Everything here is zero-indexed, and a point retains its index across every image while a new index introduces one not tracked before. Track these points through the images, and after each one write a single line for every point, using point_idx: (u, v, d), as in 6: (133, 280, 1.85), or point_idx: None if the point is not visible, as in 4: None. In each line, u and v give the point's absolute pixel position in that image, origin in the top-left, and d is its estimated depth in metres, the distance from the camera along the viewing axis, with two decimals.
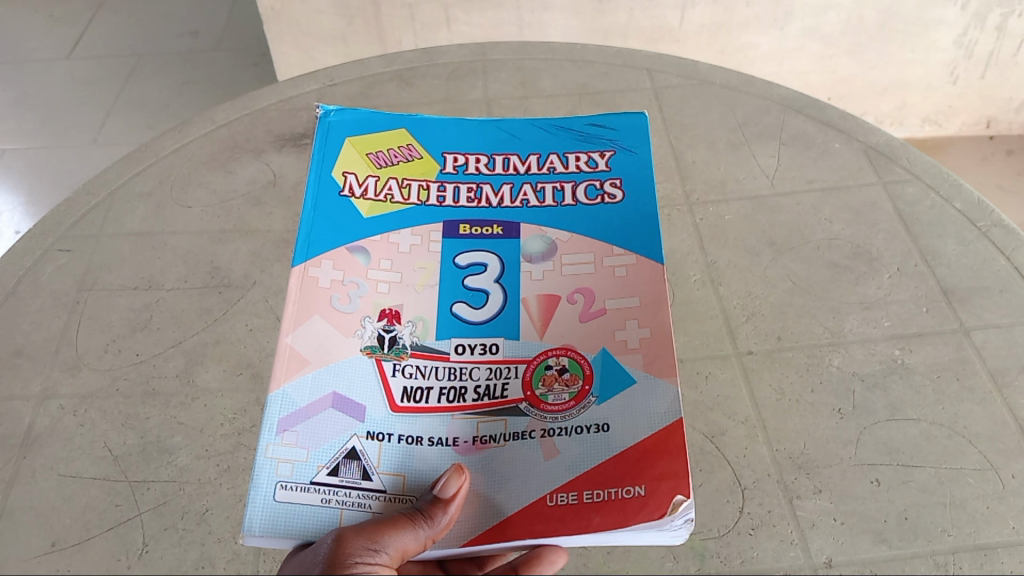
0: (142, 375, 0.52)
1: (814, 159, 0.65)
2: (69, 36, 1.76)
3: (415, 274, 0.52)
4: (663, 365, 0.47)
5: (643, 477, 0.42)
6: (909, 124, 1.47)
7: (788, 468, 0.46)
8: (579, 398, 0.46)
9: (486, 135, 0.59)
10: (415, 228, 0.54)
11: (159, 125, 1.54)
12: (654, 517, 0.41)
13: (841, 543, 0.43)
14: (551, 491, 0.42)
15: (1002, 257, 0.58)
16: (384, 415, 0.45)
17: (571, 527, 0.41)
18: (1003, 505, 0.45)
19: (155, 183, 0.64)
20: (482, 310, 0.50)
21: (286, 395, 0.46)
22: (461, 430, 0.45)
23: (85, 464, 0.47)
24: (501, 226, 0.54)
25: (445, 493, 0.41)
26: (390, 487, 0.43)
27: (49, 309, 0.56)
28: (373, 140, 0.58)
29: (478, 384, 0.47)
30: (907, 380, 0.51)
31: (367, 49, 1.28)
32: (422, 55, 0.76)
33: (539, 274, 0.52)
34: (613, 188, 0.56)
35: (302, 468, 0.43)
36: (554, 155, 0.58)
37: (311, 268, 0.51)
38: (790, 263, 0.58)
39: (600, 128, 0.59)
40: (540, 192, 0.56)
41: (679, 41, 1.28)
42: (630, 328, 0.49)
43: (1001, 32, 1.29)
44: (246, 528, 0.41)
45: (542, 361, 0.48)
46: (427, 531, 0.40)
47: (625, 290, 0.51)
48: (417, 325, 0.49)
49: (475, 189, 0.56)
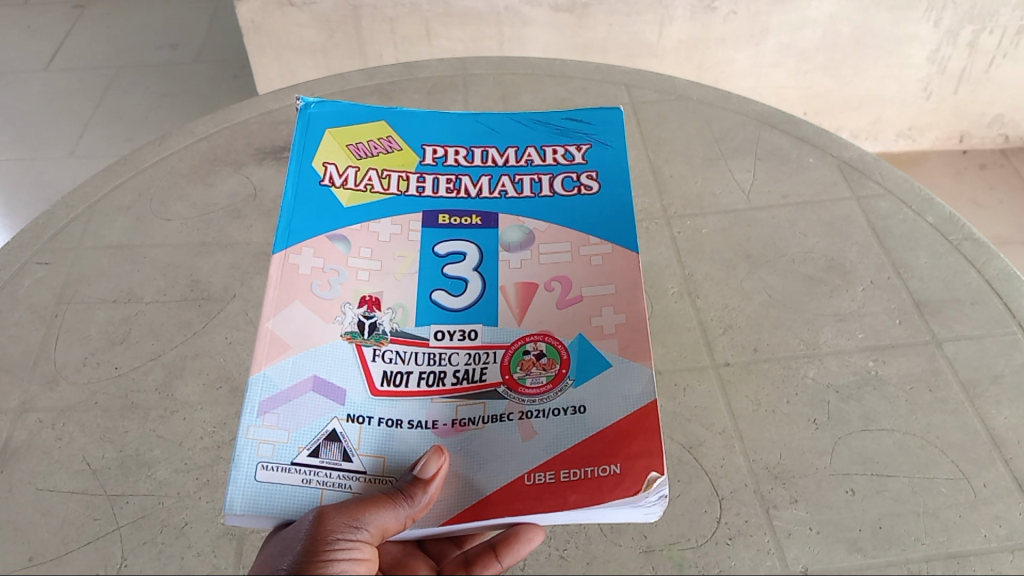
0: (121, 389, 0.52)
1: (789, 174, 0.67)
2: (47, 47, 1.75)
3: (395, 262, 0.52)
4: (638, 350, 0.47)
5: (618, 456, 0.42)
6: (884, 138, 1.49)
7: (763, 477, 0.47)
8: (555, 381, 0.46)
9: (465, 128, 0.60)
10: (395, 218, 0.54)
11: (138, 138, 1.54)
12: (630, 494, 0.41)
13: (817, 551, 0.44)
14: (528, 471, 0.43)
15: (973, 269, 0.59)
16: (364, 398, 0.45)
17: (549, 504, 0.41)
18: (975, 514, 0.46)
19: (134, 196, 0.64)
20: (460, 297, 0.51)
21: (267, 377, 0.45)
22: (440, 413, 0.46)
23: (63, 478, 0.47)
24: (480, 217, 0.55)
25: (425, 474, 0.41)
26: (371, 468, 0.43)
27: (27, 323, 0.55)
28: (354, 131, 0.58)
29: (457, 368, 0.47)
30: (880, 392, 0.51)
31: (348, 64, 1.28)
32: (402, 69, 0.77)
33: (516, 262, 0.52)
34: (589, 180, 0.57)
35: (283, 449, 0.43)
36: (533, 148, 0.59)
37: (292, 255, 0.51)
38: (766, 276, 0.59)
39: (576, 123, 0.60)
40: (518, 183, 0.57)
41: (656, 57, 1.29)
42: (606, 314, 0.49)
43: (973, 48, 1.32)
44: (228, 506, 0.41)
45: (521, 345, 0.48)
46: (406, 510, 0.41)
47: (601, 278, 0.51)
48: (397, 312, 0.49)
49: (454, 179, 0.57)
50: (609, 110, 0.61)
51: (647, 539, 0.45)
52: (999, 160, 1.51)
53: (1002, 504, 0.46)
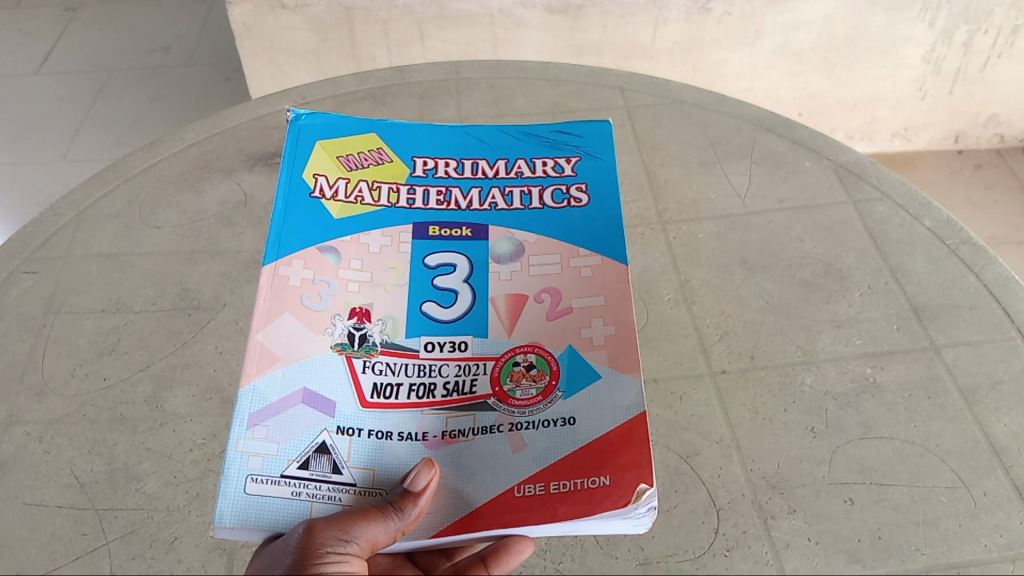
0: (110, 401, 0.51)
1: (785, 178, 0.66)
2: (38, 51, 1.74)
3: (386, 274, 0.51)
4: (628, 362, 0.47)
5: (608, 467, 0.42)
6: (880, 139, 1.48)
7: (761, 487, 0.46)
8: (546, 393, 0.46)
9: (455, 141, 0.60)
10: (386, 229, 0.54)
11: (131, 141, 1.53)
12: (619, 506, 0.40)
13: (816, 563, 0.43)
14: (518, 483, 0.42)
15: (971, 274, 0.58)
16: (353, 411, 0.45)
17: (538, 517, 0.41)
18: (975, 523, 0.45)
19: (123, 204, 0.64)
20: (451, 309, 0.50)
21: (256, 391, 0.45)
22: (430, 425, 0.45)
23: (50, 492, 0.46)
24: (471, 228, 0.54)
25: (415, 486, 0.41)
26: (361, 480, 0.42)
27: (14, 333, 0.55)
28: (343, 143, 0.58)
29: (447, 380, 0.47)
30: (879, 399, 0.51)
31: (341, 66, 1.27)
32: (394, 72, 0.76)
33: (507, 274, 0.52)
34: (579, 193, 0.56)
35: (273, 461, 0.43)
36: (522, 160, 0.58)
37: (282, 267, 0.50)
38: (762, 281, 0.58)
39: (565, 136, 0.60)
40: (508, 195, 0.56)
41: (651, 58, 1.28)
42: (595, 326, 0.49)
43: (968, 48, 1.31)
44: (217, 519, 0.40)
45: (511, 357, 0.48)
46: (396, 523, 0.40)
47: (591, 290, 0.51)
48: (387, 324, 0.49)
49: (444, 192, 0.56)
50: (599, 123, 0.60)
51: (644, 550, 0.44)
52: (995, 159, 1.51)
53: (1003, 513, 0.45)
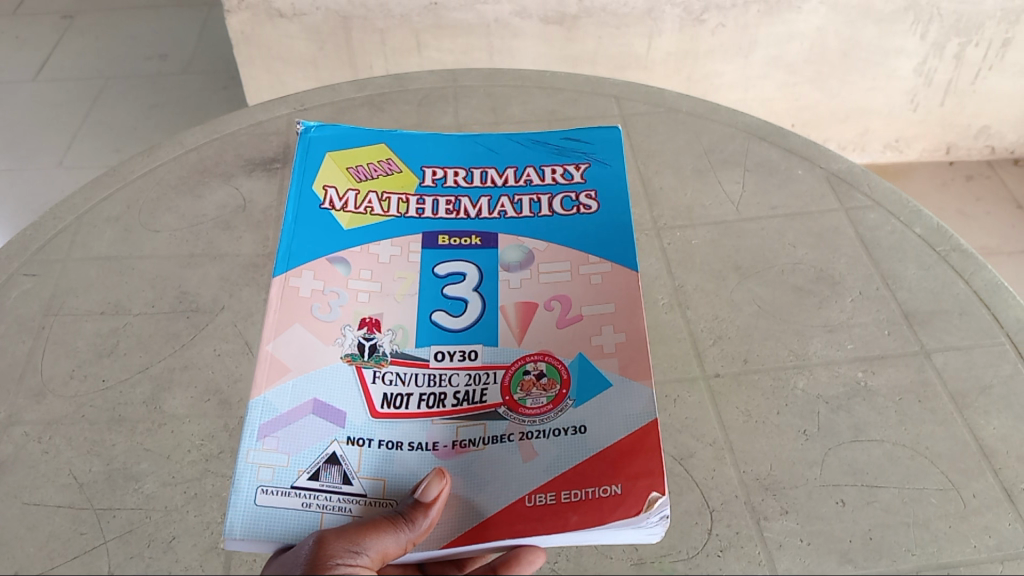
0: (108, 402, 0.51)
1: (777, 185, 0.67)
2: (35, 58, 1.75)
3: (396, 284, 0.52)
4: (639, 369, 0.47)
5: (619, 476, 0.42)
6: (872, 149, 1.50)
7: (754, 489, 0.47)
8: (556, 402, 0.46)
9: (464, 150, 0.60)
10: (395, 239, 0.54)
11: (127, 148, 1.53)
12: (631, 514, 0.41)
13: (808, 563, 0.44)
14: (529, 492, 0.43)
15: (961, 281, 0.59)
16: (364, 420, 0.45)
17: (550, 526, 0.41)
18: (965, 524, 0.46)
19: (123, 207, 0.64)
20: (461, 318, 0.51)
21: (267, 402, 0.46)
22: (440, 435, 0.45)
23: (49, 492, 0.47)
24: (480, 236, 0.55)
25: (426, 497, 0.41)
26: (371, 491, 0.43)
27: (14, 335, 0.55)
28: (353, 155, 0.59)
29: (458, 390, 0.47)
30: (870, 403, 0.52)
31: (337, 74, 1.28)
32: (392, 80, 0.77)
33: (517, 282, 0.52)
34: (588, 201, 0.57)
35: (283, 472, 0.43)
36: (531, 168, 0.59)
37: (292, 279, 0.51)
38: (755, 287, 0.59)
39: (575, 142, 0.61)
40: (517, 204, 0.57)
41: (645, 69, 1.30)
42: (606, 333, 0.49)
43: (959, 61, 1.33)
44: (228, 532, 0.41)
45: (521, 366, 0.48)
46: (407, 535, 0.40)
47: (601, 297, 0.51)
48: (397, 333, 0.49)
49: (453, 202, 0.57)
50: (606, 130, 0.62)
51: (639, 550, 0.44)
52: (985, 171, 1.52)
53: (992, 514, 0.46)
